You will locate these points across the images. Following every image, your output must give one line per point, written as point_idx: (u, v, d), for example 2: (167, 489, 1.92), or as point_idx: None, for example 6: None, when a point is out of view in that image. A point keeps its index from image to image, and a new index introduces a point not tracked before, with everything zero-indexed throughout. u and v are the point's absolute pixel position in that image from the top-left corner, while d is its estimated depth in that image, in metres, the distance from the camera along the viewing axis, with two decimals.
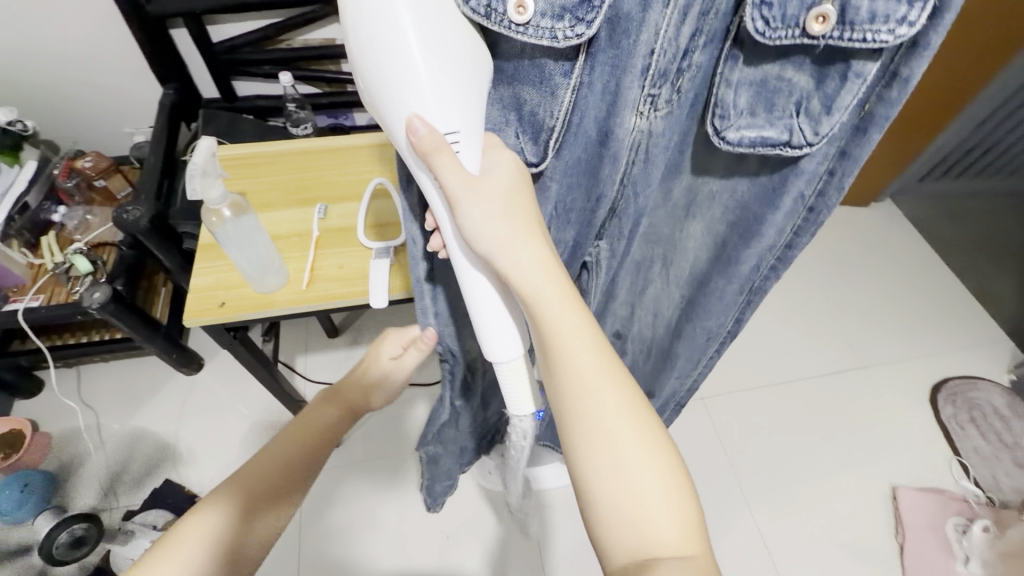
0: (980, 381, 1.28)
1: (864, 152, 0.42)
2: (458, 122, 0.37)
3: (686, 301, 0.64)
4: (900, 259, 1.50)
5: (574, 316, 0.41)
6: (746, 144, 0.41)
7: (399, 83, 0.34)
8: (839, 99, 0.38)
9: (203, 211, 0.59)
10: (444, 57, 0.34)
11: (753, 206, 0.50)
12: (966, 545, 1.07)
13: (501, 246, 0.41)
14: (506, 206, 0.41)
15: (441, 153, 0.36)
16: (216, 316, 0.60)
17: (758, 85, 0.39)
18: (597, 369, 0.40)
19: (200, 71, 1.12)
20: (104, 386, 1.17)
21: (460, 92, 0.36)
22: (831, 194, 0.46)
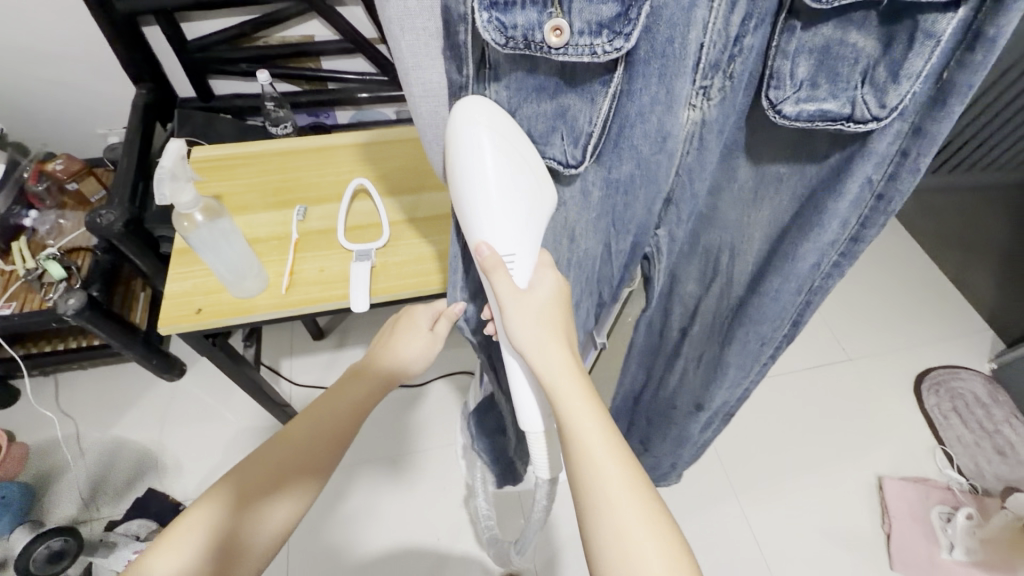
0: (962, 371, 1.30)
1: (942, 128, 0.37)
2: (517, 248, 0.42)
3: (739, 303, 0.57)
4: (880, 252, 1.52)
5: (593, 415, 0.44)
6: (804, 119, 0.37)
7: (475, 215, 0.40)
8: (911, 66, 0.33)
9: (174, 218, 0.56)
10: (515, 202, 0.39)
11: (819, 192, 0.45)
12: (950, 532, 1.09)
13: (532, 346, 0.45)
14: (546, 314, 0.46)
15: (499, 272, 0.42)
16: (193, 323, 0.59)
17: (820, 53, 0.35)
18: (610, 455, 0.42)
19: (176, 70, 1.10)
20: (82, 395, 1.14)
21: (522, 226, 0.41)
22: (903, 177, 0.41)
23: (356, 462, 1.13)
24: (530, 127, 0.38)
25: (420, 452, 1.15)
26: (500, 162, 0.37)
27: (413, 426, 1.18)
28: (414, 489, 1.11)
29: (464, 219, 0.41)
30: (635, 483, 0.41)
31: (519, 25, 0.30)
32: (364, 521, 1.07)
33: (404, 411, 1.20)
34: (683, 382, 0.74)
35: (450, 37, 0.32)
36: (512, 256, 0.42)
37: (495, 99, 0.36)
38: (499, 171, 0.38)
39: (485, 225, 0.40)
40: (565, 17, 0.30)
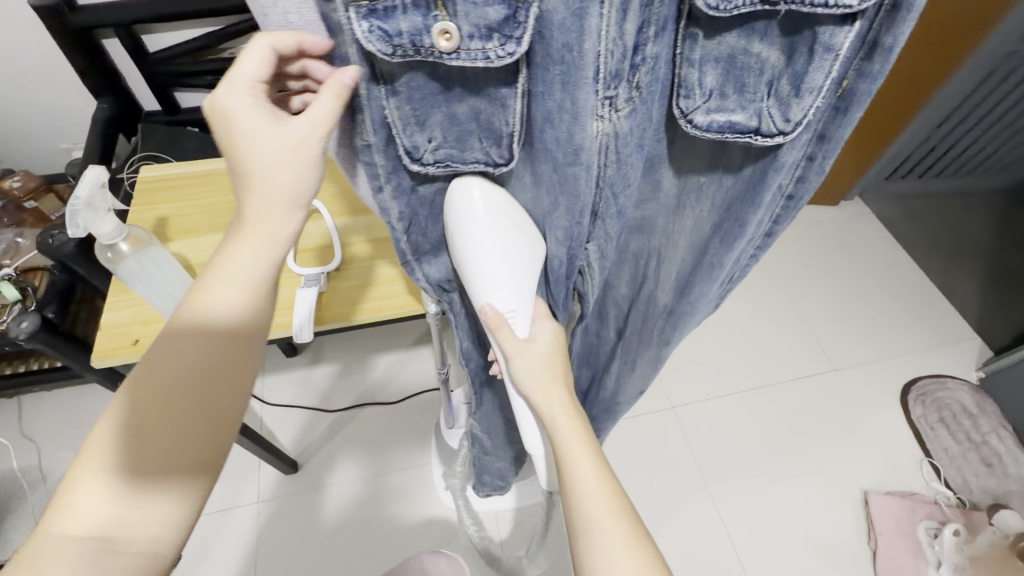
0: (948, 381, 1.26)
1: (844, 134, 0.37)
2: (517, 303, 0.45)
3: (671, 310, 0.58)
4: (867, 259, 1.50)
5: (582, 444, 0.45)
6: (715, 130, 0.37)
7: (480, 279, 0.44)
8: (812, 79, 0.33)
9: (98, 250, 0.53)
10: (513, 261, 0.43)
11: (738, 206, 0.44)
12: (937, 549, 1.06)
13: (536, 388, 0.47)
14: (547, 359, 0.48)
15: (503, 329, 0.46)
16: (129, 356, 0.56)
17: (726, 62, 0.34)
18: (596, 479, 0.43)
19: (139, 83, 1.07)
20: (46, 417, 1.11)
21: (520, 283, 0.45)
22: (812, 177, 0.41)
23: (331, 481, 1.10)
24: (447, 132, 0.36)
25: (395, 473, 1.11)
26: (498, 230, 0.41)
27: (391, 444, 1.15)
28: (390, 510, 1.08)
29: (470, 284, 0.45)
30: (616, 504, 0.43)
31: (404, 31, 0.28)
32: (340, 543, 1.04)
33: (380, 428, 1.17)
34: (620, 391, 0.73)
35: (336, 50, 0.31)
36: (514, 312, 0.46)
37: (396, 114, 0.33)
38: (498, 239, 0.42)
39: (488, 286, 0.44)
40: (453, 19, 0.28)
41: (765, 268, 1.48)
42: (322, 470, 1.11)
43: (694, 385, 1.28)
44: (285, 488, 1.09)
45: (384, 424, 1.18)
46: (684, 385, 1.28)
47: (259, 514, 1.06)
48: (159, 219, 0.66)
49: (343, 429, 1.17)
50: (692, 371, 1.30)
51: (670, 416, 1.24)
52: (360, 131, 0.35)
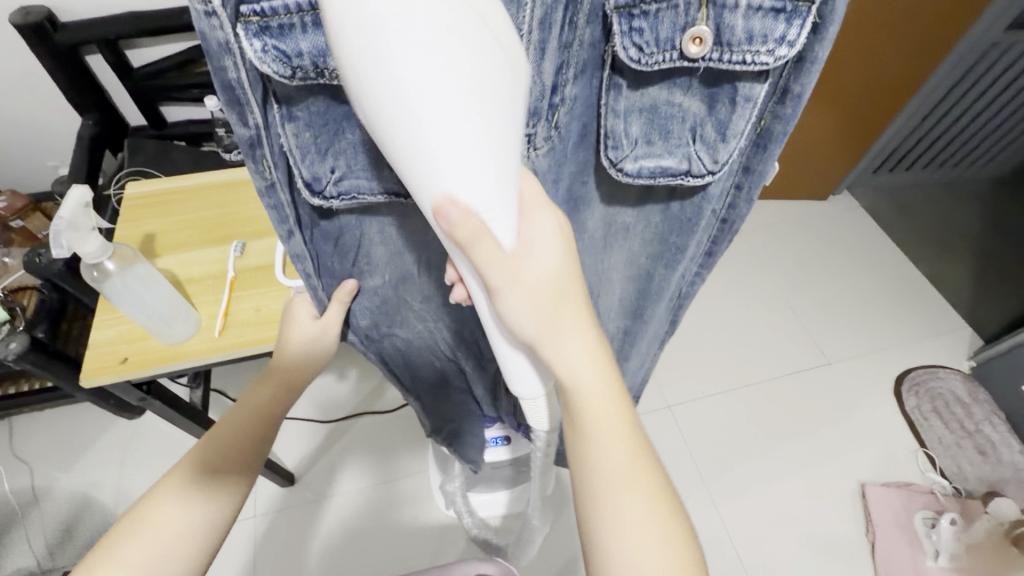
0: (941, 370, 1.28)
1: (769, 167, 0.37)
2: (495, 189, 0.29)
3: (624, 331, 0.60)
4: (857, 251, 1.51)
5: (614, 396, 0.38)
6: (645, 175, 0.36)
7: (425, 152, 0.25)
8: (734, 125, 0.33)
9: (83, 269, 0.54)
10: (487, 117, 0.26)
11: (671, 236, 0.45)
12: (935, 539, 1.07)
13: (544, 329, 0.36)
14: (554, 284, 0.36)
15: (481, 243, 0.30)
16: (118, 374, 0.56)
17: (649, 111, 0.34)
18: (619, 430, 0.38)
19: (124, 99, 1.06)
20: (37, 437, 1.10)
21: (494, 166, 0.27)
22: (742, 206, 0.41)
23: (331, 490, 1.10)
24: (351, 162, 0.35)
25: (392, 483, 1.11)
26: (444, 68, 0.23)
27: (392, 451, 1.15)
28: (389, 519, 1.07)
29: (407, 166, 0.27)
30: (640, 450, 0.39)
31: (304, 51, 0.27)
32: (333, 558, 1.03)
33: (379, 437, 1.17)
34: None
35: (216, 74, 0.27)
36: (492, 210, 0.29)
37: (294, 141, 0.32)
38: (447, 85, 0.23)
39: (444, 169, 0.26)
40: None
41: (756, 263, 1.49)
42: (322, 479, 1.11)
43: (689, 383, 1.29)
44: (282, 499, 1.09)
45: (381, 432, 1.17)
46: (679, 384, 1.28)
47: (256, 527, 1.06)
48: (147, 235, 0.66)
49: (341, 439, 1.16)
50: (687, 370, 1.31)
51: (667, 414, 1.24)
52: (260, 169, 0.32)
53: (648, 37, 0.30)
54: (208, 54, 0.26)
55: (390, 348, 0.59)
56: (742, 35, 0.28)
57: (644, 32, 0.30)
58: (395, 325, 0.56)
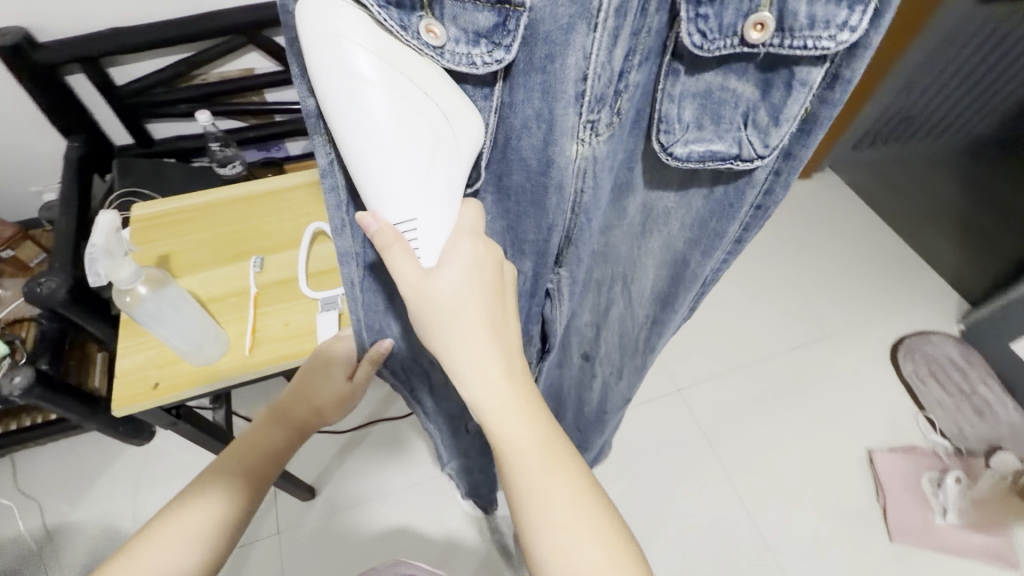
0: (934, 335, 1.32)
1: (810, 153, 0.36)
2: (420, 211, 0.32)
3: (653, 321, 0.56)
4: (843, 225, 1.56)
5: (522, 416, 0.37)
6: (695, 160, 0.37)
7: (360, 160, 0.29)
8: (787, 110, 0.33)
9: (114, 293, 0.53)
10: (423, 153, 0.30)
11: (711, 220, 0.44)
12: (942, 497, 1.11)
13: (446, 340, 0.36)
14: (463, 300, 0.36)
15: (397, 249, 0.33)
16: (152, 401, 0.55)
17: (702, 96, 0.35)
18: (540, 450, 0.37)
19: (110, 118, 1.03)
20: (44, 472, 1.06)
21: (425, 187, 0.31)
22: (778, 192, 0.40)
23: (352, 503, 1.09)
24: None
25: (405, 489, 1.11)
26: (391, 106, 0.28)
27: (403, 458, 1.14)
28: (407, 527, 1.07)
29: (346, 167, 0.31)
30: (571, 476, 0.37)
31: (386, 29, 0.27)
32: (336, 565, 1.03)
33: (390, 443, 1.16)
34: (606, 398, 0.72)
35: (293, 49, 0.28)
36: (414, 223, 0.32)
37: None
38: (387, 118, 0.28)
39: (377, 184, 0.30)
40: (438, 20, 0.28)
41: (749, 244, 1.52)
42: (338, 491, 1.10)
43: (696, 365, 1.31)
44: (303, 513, 1.08)
45: (395, 439, 1.17)
46: (686, 366, 1.31)
47: (281, 543, 1.05)
48: (162, 256, 0.64)
49: (355, 449, 1.15)
50: (691, 352, 1.33)
51: (677, 398, 1.26)
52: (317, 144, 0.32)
53: (712, 24, 0.30)
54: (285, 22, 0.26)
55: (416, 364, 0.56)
56: (804, 21, 0.29)
57: (709, 18, 0.30)
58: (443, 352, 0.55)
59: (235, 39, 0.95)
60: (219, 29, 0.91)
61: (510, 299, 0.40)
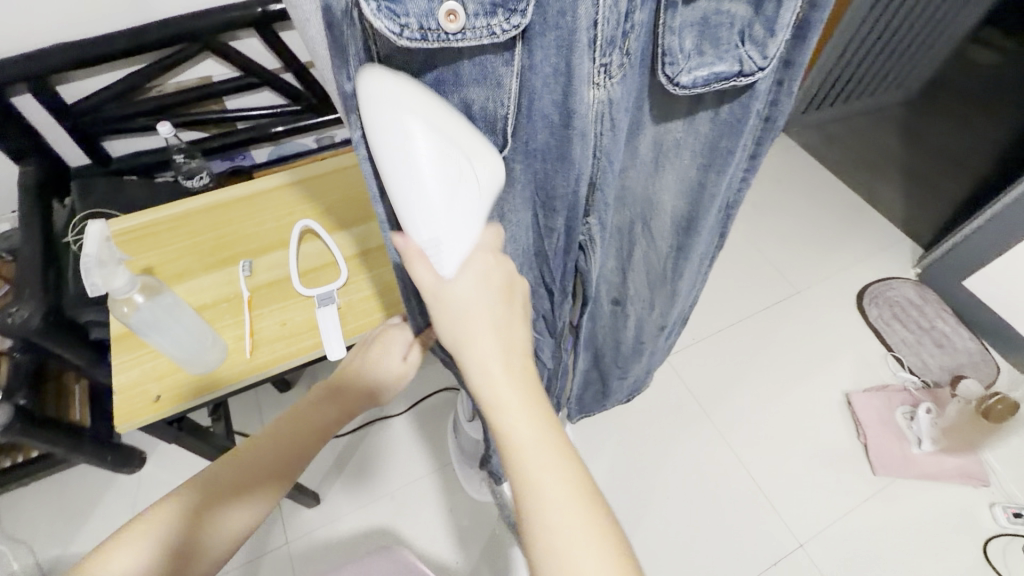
0: (892, 281, 1.40)
1: (806, 57, 0.41)
2: (447, 238, 0.36)
3: (677, 250, 0.59)
4: (802, 184, 1.63)
5: (531, 420, 0.38)
6: (700, 85, 0.39)
7: (401, 194, 0.34)
8: (780, 20, 0.37)
9: (111, 306, 0.52)
10: (455, 190, 0.34)
11: (721, 141, 0.47)
12: (916, 428, 1.18)
13: (462, 343, 0.39)
14: (478, 299, 0.39)
15: (420, 260, 0.37)
16: (155, 413, 0.55)
17: (700, 24, 0.37)
18: (543, 447, 0.37)
19: (63, 140, 0.98)
20: (31, 514, 1.02)
21: (451, 226, 0.36)
22: (784, 100, 0.44)
23: (361, 503, 1.10)
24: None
25: (414, 482, 1.12)
26: (432, 151, 0.32)
27: (409, 452, 1.16)
28: (418, 518, 1.09)
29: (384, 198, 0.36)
30: (577, 483, 0.37)
31: (411, 10, 0.26)
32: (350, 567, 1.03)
33: (393, 440, 1.17)
34: (641, 330, 0.74)
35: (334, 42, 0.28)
36: (439, 251, 0.37)
37: None
38: (428, 162, 0.33)
39: (411, 212, 0.35)
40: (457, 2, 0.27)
41: None
42: (342, 494, 1.11)
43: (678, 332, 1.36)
44: (311, 521, 1.08)
45: (398, 432, 1.18)
46: None
47: (292, 554, 1.04)
48: (146, 270, 0.63)
49: (356, 450, 1.16)
50: None
51: (666, 365, 1.30)
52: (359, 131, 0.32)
53: None
54: (330, 21, 0.27)
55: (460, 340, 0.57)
56: None
57: None
58: None
59: (190, 46, 0.93)
60: (170, 37, 0.88)
61: (521, 306, 0.42)
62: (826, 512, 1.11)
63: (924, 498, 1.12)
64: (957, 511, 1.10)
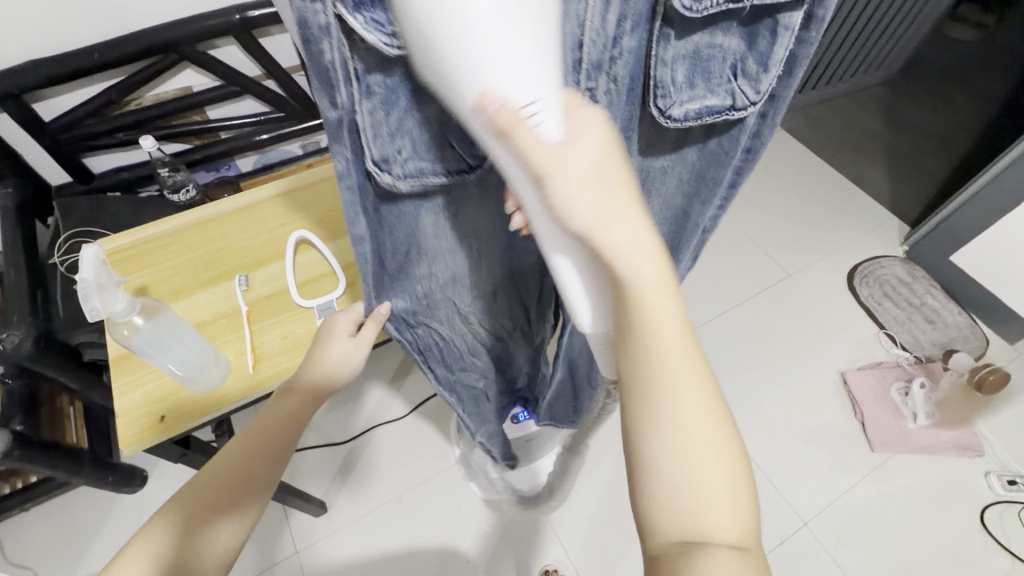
0: (883, 260, 1.43)
1: (791, 92, 0.40)
2: (540, 85, 0.26)
3: None
4: (789, 168, 1.62)
5: (666, 290, 0.33)
6: (692, 118, 0.39)
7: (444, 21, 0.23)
8: (773, 55, 0.36)
9: (111, 329, 0.53)
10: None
11: (707, 171, 0.48)
12: (911, 404, 1.21)
13: (595, 217, 0.31)
14: (599, 170, 0.31)
15: (522, 131, 0.27)
16: (160, 434, 0.55)
17: (691, 57, 0.36)
18: (681, 350, 0.33)
19: (43, 158, 0.96)
20: (33, 539, 1.01)
21: (540, 58, 0.26)
22: (766, 133, 0.44)
23: (366, 510, 1.10)
24: (415, 140, 0.33)
25: (419, 485, 1.12)
26: None
27: (414, 455, 1.16)
28: (426, 521, 1.09)
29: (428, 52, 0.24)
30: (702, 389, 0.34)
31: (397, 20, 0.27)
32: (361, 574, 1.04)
33: (394, 445, 1.17)
34: None
35: (313, 58, 0.27)
36: (536, 105, 0.27)
37: (369, 119, 0.31)
38: None
39: (472, 50, 0.24)
40: None
41: None
42: (348, 505, 1.10)
43: None
44: (319, 529, 1.08)
45: (399, 437, 1.18)
46: None
47: (303, 564, 1.04)
48: (141, 288, 0.63)
49: (360, 456, 1.16)
50: None
51: None
52: (341, 148, 0.32)
53: None
54: (307, 38, 0.26)
55: (427, 338, 0.58)
56: None
57: None
58: (432, 317, 0.55)
59: (169, 57, 0.90)
60: (148, 49, 0.86)
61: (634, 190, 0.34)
62: (827, 491, 1.13)
63: (922, 472, 1.14)
64: (955, 482, 1.13)
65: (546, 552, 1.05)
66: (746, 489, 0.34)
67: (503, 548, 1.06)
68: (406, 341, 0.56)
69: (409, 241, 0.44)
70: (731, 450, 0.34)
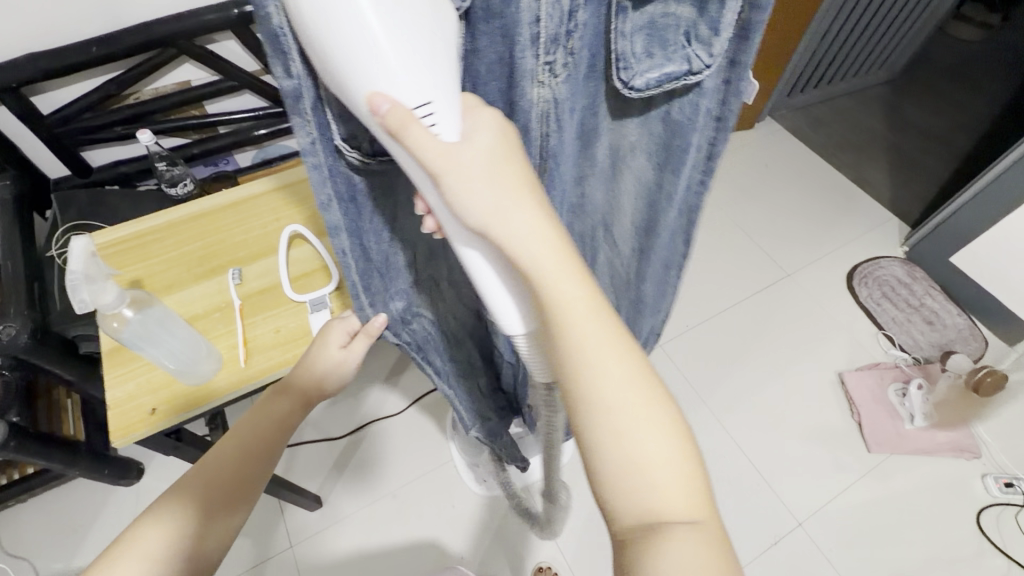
0: (882, 260, 1.42)
1: (751, 58, 0.38)
2: (432, 88, 0.28)
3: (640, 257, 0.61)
4: (789, 167, 1.60)
5: (572, 275, 0.34)
6: (652, 86, 0.38)
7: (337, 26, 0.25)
8: (724, 19, 0.35)
9: (101, 321, 0.53)
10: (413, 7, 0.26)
11: (673, 139, 0.45)
12: (908, 405, 1.20)
13: (495, 215, 0.33)
14: (486, 169, 0.32)
15: (413, 130, 0.28)
16: (150, 426, 0.55)
17: (648, 27, 0.36)
18: (601, 335, 0.34)
19: (41, 152, 0.96)
20: (30, 530, 1.01)
21: (436, 68, 0.28)
22: (735, 100, 0.42)
23: (362, 506, 1.10)
24: None
25: (415, 481, 1.13)
26: None
27: (409, 452, 1.16)
28: (421, 518, 1.09)
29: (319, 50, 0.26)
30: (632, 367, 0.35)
31: None
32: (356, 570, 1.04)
33: (391, 442, 1.17)
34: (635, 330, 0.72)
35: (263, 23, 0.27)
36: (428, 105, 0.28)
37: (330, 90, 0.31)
38: None
39: (364, 54, 0.26)
40: None
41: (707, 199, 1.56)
42: (343, 501, 1.10)
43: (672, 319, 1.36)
44: (315, 524, 1.08)
45: (394, 434, 1.18)
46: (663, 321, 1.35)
47: (298, 559, 1.05)
48: (135, 281, 0.63)
49: (356, 452, 1.16)
50: None
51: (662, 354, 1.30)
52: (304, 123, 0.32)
53: None
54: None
55: (422, 332, 0.58)
56: None
57: None
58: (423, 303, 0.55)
59: (166, 51, 0.90)
60: (145, 43, 0.86)
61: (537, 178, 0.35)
62: (823, 491, 1.13)
63: (919, 474, 1.14)
64: (952, 483, 1.13)
65: (541, 549, 1.05)
66: (694, 462, 0.35)
67: (498, 547, 1.06)
68: (404, 342, 0.56)
69: (390, 226, 0.45)
70: (671, 423, 0.35)
